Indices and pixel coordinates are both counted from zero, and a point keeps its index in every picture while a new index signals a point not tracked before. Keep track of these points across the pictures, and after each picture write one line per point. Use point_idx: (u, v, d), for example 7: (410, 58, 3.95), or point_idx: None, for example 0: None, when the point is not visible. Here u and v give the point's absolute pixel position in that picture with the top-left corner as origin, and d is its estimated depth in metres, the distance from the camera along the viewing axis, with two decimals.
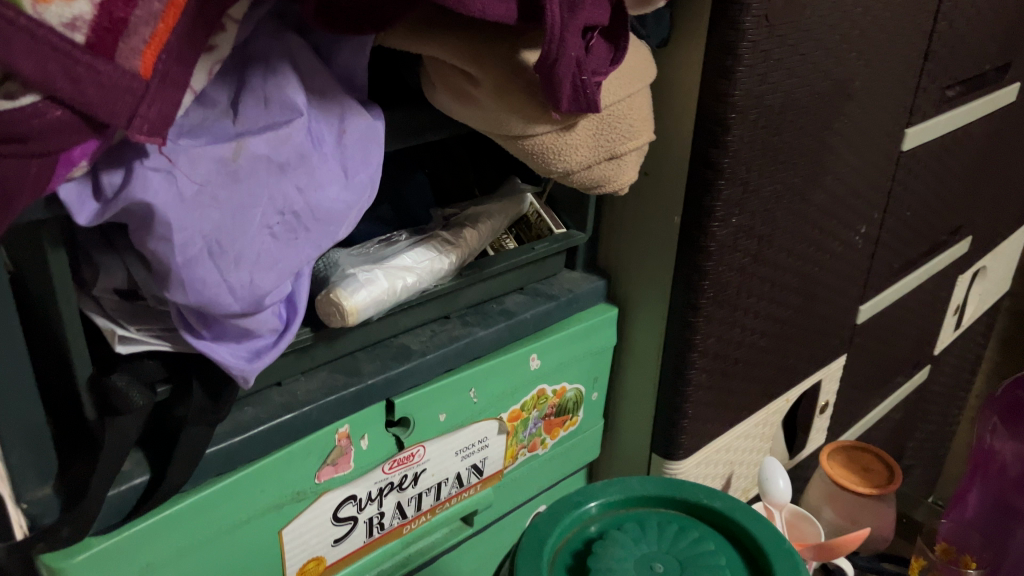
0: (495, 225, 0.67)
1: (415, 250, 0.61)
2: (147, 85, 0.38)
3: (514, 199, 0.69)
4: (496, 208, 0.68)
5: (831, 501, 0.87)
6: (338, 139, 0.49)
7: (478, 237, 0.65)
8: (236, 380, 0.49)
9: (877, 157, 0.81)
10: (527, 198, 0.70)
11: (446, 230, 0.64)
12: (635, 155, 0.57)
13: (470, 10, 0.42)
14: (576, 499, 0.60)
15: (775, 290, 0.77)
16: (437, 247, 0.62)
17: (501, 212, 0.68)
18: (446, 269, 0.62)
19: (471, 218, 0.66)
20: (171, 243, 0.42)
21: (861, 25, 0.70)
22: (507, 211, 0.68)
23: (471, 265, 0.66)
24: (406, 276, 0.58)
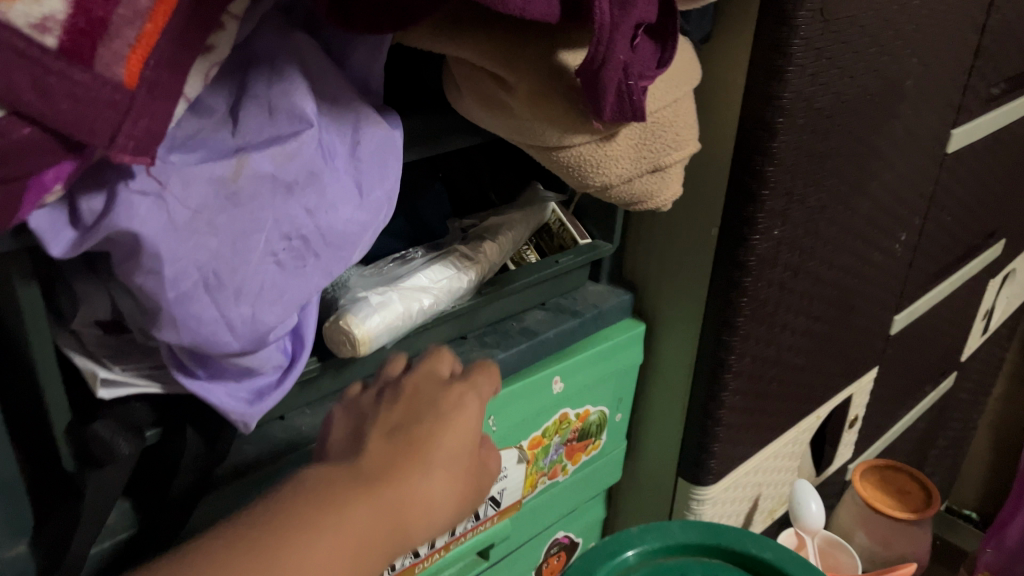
0: (516, 236, 0.61)
1: (431, 268, 0.55)
2: (132, 95, 0.32)
3: (535, 207, 0.64)
4: (517, 218, 0.62)
5: (865, 525, 0.82)
6: (352, 152, 0.43)
7: (498, 250, 0.59)
8: (236, 423, 0.44)
9: (920, 161, 0.75)
10: (549, 207, 0.64)
11: (465, 244, 0.58)
12: (680, 167, 0.52)
13: (510, 8, 0.36)
14: (612, 549, 0.56)
15: (812, 304, 0.72)
16: (456, 264, 0.56)
17: (523, 222, 0.62)
18: (465, 287, 0.56)
19: (491, 229, 0.60)
20: (161, 277, 0.36)
21: (917, 18, 0.64)
22: (528, 220, 0.62)
23: (491, 282, 0.60)
24: (423, 297, 0.53)
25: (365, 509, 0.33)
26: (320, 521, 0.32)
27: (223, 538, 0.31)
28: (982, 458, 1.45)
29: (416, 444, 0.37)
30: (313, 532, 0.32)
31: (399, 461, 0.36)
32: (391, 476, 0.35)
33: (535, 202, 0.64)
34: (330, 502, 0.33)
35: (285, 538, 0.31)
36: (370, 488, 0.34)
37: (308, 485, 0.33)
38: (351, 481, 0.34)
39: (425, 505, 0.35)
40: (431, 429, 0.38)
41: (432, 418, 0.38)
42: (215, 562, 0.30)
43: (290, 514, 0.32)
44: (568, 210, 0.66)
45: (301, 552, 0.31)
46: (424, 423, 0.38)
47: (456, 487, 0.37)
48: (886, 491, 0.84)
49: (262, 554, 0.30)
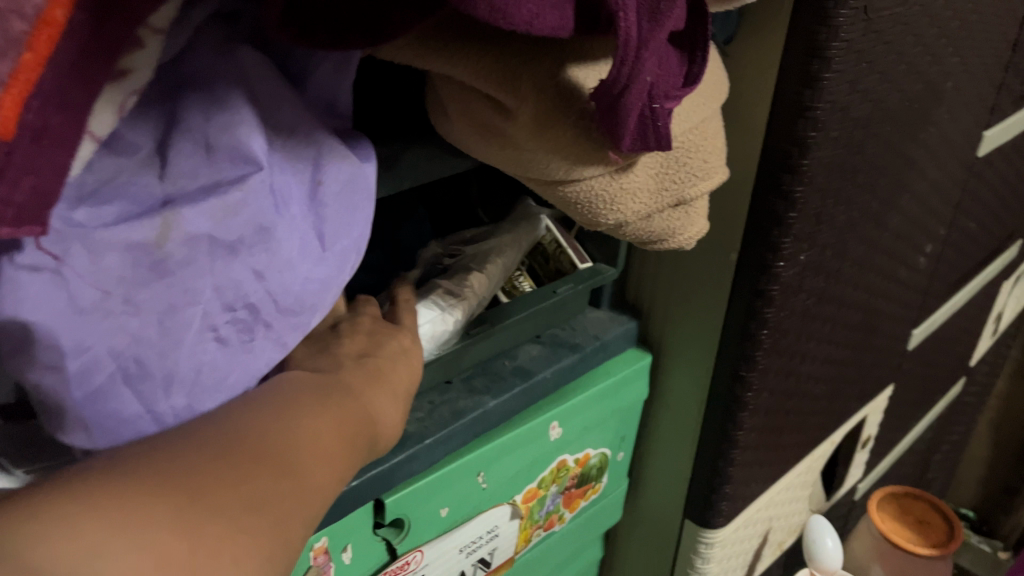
0: (509, 265, 0.53)
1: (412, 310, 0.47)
2: (9, 151, 0.24)
3: (527, 227, 0.56)
4: (508, 243, 0.54)
5: (882, 559, 0.76)
6: (312, 195, 0.35)
7: (489, 282, 0.51)
8: None
9: (950, 167, 0.68)
10: (541, 224, 0.56)
11: (448, 278, 0.51)
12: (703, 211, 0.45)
13: (514, 22, 0.27)
14: None
15: (834, 328, 0.65)
16: (441, 302, 0.48)
17: (514, 246, 0.54)
18: (452, 332, 0.49)
19: (478, 259, 0.52)
20: (63, 372, 0.28)
21: (961, 12, 0.56)
22: (519, 243, 0.55)
23: (481, 319, 0.52)
24: None
25: (347, 412, 0.33)
26: (318, 420, 0.31)
27: (221, 425, 0.28)
28: (981, 456, 1.40)
29: (375, 372, 0.37)
30: (313, 422, 0.30)
31: (360, 381, 0.36)
32: (357, 389, 0.35)
33: (529, 222, 0.56)
34: (321, 406, 0.32)
35: (289, 425, 0.29)
36: (351, 396, 0.34)
37: (293, 392, 0.32)
38: (324, 390, 0.33)
39: (391, 421, 0.36)
40: (382, 368, 0.38)
41: (390, 351, 0.40)
42: (228, 444, 0.27)
43: (289, 410, 0.30)
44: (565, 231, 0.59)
45: (312, 436, 0.29)
46: (380, 361, 0.39)
47: (403, 413, 0.38)
48: (905, 522, 0.79)
49: (275, 439, 0.28)
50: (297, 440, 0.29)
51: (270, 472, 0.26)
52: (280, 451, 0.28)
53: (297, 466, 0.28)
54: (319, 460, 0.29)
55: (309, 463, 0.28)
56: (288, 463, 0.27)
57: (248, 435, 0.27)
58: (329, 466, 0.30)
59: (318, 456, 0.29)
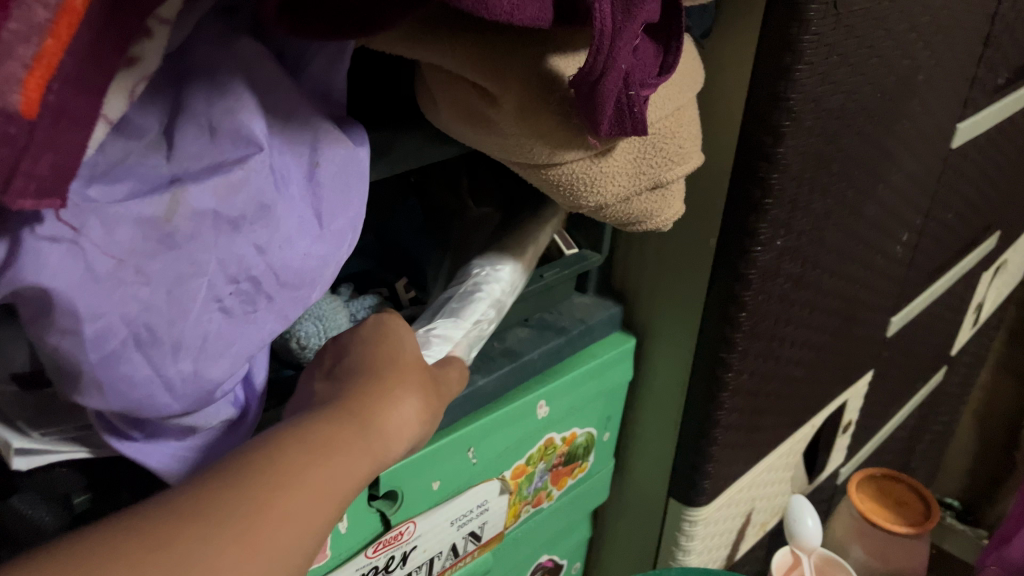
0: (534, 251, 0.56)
1: (448, 313, 0.51)
2: (32, 128, 0.26)
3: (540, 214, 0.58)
4: (525, 232, 0.57)
5: (861, 538, 0.79)
6: (309, 176, 0.37)
7: (516, 272, 0.54)
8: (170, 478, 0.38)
9: (924, 158, 0.71)
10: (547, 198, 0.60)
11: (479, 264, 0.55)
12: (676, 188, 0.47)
13: (496, 14, 0.30)
14: None
15: (812, 314, 0.67)
16: (473, 301, 0.52)
17: (532, 233, 0.57)
18: (489, 323, 0.52)
19: (499, 250, 0.55)
20: (80, 336, 0.31)
21: (931, 9, 0.59)
22: (536, 229, 0.57)
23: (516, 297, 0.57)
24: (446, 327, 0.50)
25: (352, 436, 0.34)
26: (318, 455, 0.32)
27: (213, 476, 0.29)
28: (966, 447, 1.43)
29: (381, 378, 0.38)
30: (309, 459, 0.31)
31: (367, 391, 0.37)
32: (360, 403, 0.36)
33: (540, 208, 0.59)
34: (325, 437, 0.33)
35: (283, 463, 0.30)
36: (343, 412, 0.35)
37: (297, 426, 0.33)
38: (328, 416, 0.34)
39: (400, 418, 0.37)
40: (390, 369, 0.39)
41: (390, 342, 0.42)
42: (206, 497, 0.28)
43: (285, 447, 0.31)
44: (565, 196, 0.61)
45: (280, 474, 0.30)
46: (384, 361, 0.40)
47: (423, 410, 0.39)
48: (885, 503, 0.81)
49: (265, 485, 0.29)
50: (256, 487, 0.29)
51: (246, 523, 0.28)
52: (267, 496, 0.29)
53: (283, 515, 0.29)
54: (305, 501, 0.30)
55: (299, 507, 0.30)
56: (272, 508, 0.29)
57: (235, 484, 0.29)
58: (325, 502, 0.31)
59: (311, 496, 0.30)
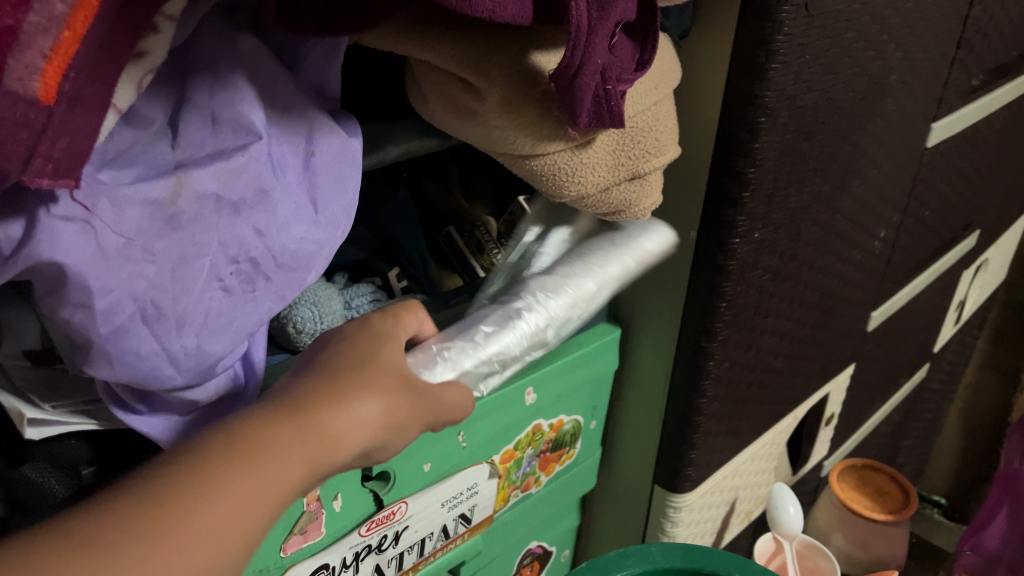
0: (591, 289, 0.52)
1: (476, 334, 0.48)
2: (50, 115, 0.28)
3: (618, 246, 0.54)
4: (595, 266, 0.52)
5: (843, 528, 0.83)
6: (305, 164, 0.39)
7: (560, 310, 0.51)
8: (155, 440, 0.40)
9: (899, 156, 0.73)
10: (648, 235, 0.55)
11: (540, 290, 0.51)
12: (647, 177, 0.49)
13: (478, 10, 0.32)
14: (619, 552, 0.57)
15: (791, 307, 0.70)
16: (505, 329, 0.49)
17: (600, 267, 0.52)
18: (508, 360, 0.49)
19: (558, 280, 0.51)
20: (91, 310, 0.33)
21: (902, 12, 0.61)
22: (608, 265, 0.53)
23: (561, 332, 0.53)
24: (474, 347, 0.47)
25: (294, 442, 0.34)
26: (252, 461, 0.32)
27: (145, 476, 0.30)
28: (951, 445, 1.45)
29: (341, 378, 0.38)
30: (243, 470, 0.32)
31: (327, 393, 0.37)
32: (320, 408, 0.36)
33: (623, 238, 0.54)
34: (262, 438, 0.33)
35: (211, 471, 0.31)
36: (298, 416, 0.35)
37: (237, 422, 0.34)
38: (273, 416, 0.34)
39: (357, 425, 0.37)
40: (357, 369, 0.39)
41: (374, 339, 0.41)
42: (124, 508, 0.29)
43: (222, 454, 0.32)
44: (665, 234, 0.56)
45: (208, 488, 0.31)
46: (352, 360, 0.39)
47: (385, 412, 0.39)
48: (865, 492, 0.85)
49: (188, 494, 0.30)
50: (181, 502, 0.30)
51: (163, 536, 0.29)
52: (191, 506, 0.30)
53: (202, 529, 0.30)
54: (229, 515, 0.31)
55: (221, 517, 0.31)
56: (189, 521, 0.30)
57: (158, 494, 0.30)
58: (248, 511, 0.32)
59: (236, 503, 0.31)
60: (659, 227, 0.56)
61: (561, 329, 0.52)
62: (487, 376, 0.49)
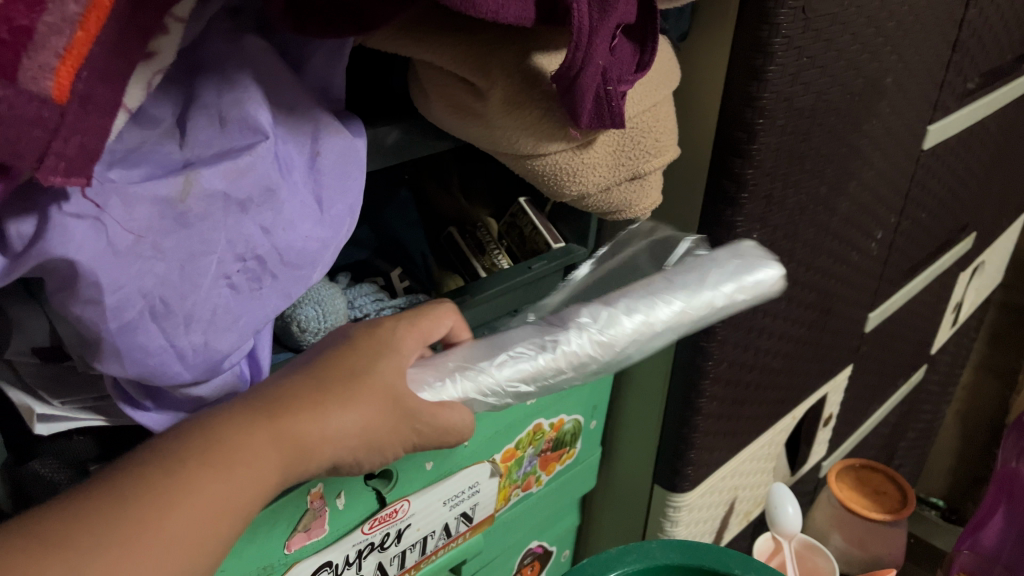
0: (642, 333, 0.49)
1: (501, 358, 0.46)
2: (63, 113, 0.29)
3: (687, 293, 0.50)
4: (655, 305, 0.49)
5: (841, 528, 0.84)
6: (311, 164, 0.40)
7: (601, 351, 0.48)
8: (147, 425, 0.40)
9: (895, 158, 0.74)
10: (722, 285, 0.51)
11: (590, 322, 0.48)
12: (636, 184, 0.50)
13: (482, 12, 0.32)
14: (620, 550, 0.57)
15: (789, 307, 0.71)
16: (532, 358, 0.46)
17: (664, 310, 0.49)
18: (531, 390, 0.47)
19: (610, 317, 0.48)
20: (102, 306, 0.33)
21: (897, 15, 0.62)
22: (671, 311, 0.49)
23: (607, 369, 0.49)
24: (500, 371, 0.46)
25: (265, 450, 0.35)
26: (221, 468, 0.33)
27: (110, 478, 0.32)
28: (949, 447, 1.46)
29: (324, 387, 0.38)
30: (209, 478, 0.33)
31: (306, 400, 0.37)
32: (297, 416, 0.36)
33: (696, 285, 0.50)
34: (233, 445, 0.34)
35: (176, 478, 0.32)
36: (274, 423, 0.35)
37: (213, 424, 0.34)
38: (249, 421, 0.35)
39: (334, 433, 0.37)
40: (342, 378, 0.39)
41: (370, 348, 0.41)
42: (88, 510, 0.31)
43: (189, 461, 0.33)
44: (750, 282, 0.52)
45: (171, 496, 0.32)
46: (343, 372, 0.39)
47: (367, 422, 0.39)
48: (863, 492, 0.86)
49: (152, 502, 0.31)
50: (143, 510, 0.31)
51: (122, 544, 0.30)
52: (153, 513, 0.31)
53: (162, 535, 0.31)
54: (192, 522, 0.32)
55: (184, 527, 0.32)
56: (150, 528, 0.31)
57: (122, 499, 0.31)
58: (214, 517, 0.33)
59: (200, 512, 0.32)
60: (744, 275, 0.52)
61: (608, 365, 0.49)
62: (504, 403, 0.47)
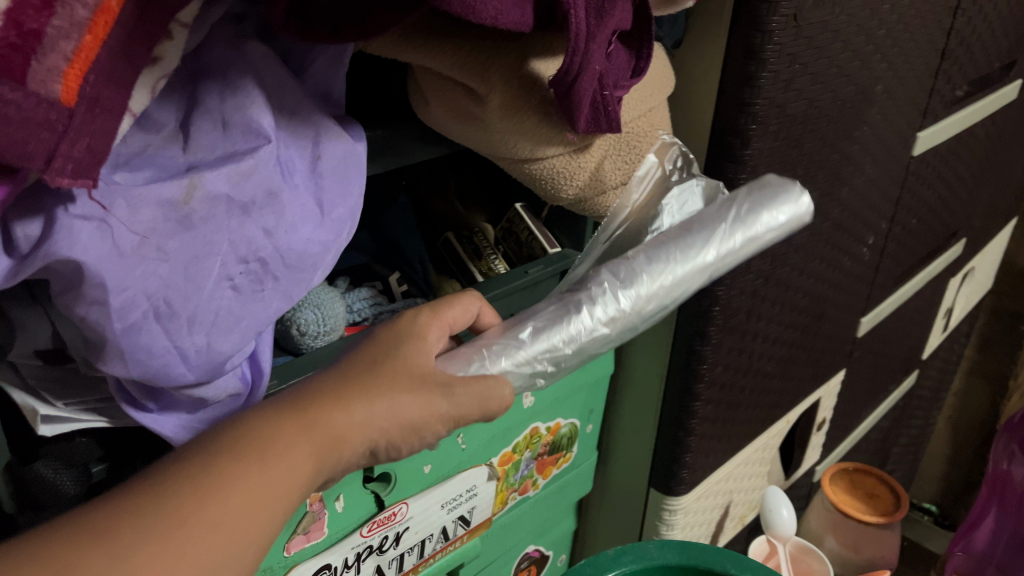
0: (669, 284, 0.49)
1: (528, 329, 0.47)
2: (70, 115, 0.29)
3: (706, 237, 0.51)
4: (681, 253, 0.50)
5: (835, 531, 0.84)
6: (312, 167, 0.40)
7: (633, 306, 0.48)
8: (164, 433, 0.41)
9: (886, 164, 0.75)
10: (749, 221, 0.52)
11: (619, 277, 0.49)
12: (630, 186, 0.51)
13: (482, 18, 0.33)
14: (618, 550, 0.57)
15: (783, 311, 0.71)
16: (559, 323, 0.47)
17: (689, 257, 0.50)
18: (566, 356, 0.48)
19: (632, 271, 0.49)
20: (107, 307, 0.34)
21: (887, 23, 0.63)
22: (691, 256, 0.50)
23: (646, 319, 0.50)
24: (530, 337, 0.46)
25: (297, 440, 0.35)
26: (255, 458, 0.34)
27: (146, 479, 0.32)
28: (940, 453, 1.47)
29: (354, 380, 0.39)
30: (243, 468, 0.33)
31: (330, 393, 0.38)
32: (324, 406, 0.37)
33: (715, 228, 0.51)
34: (264, 437, 0.34)
35: (212, 470, 0.33)
36: (303, 416, 0.36)
37: (244, 421, 0.35)
38: (278, 415, 0.36)
39: (362, 424, 0.38)
40: (369, 372, 0.39)
41: (395, 341, 0.42)
42: (127, 505, 0.30)
43: (223, 454, 0.33)
44: (766, 225, 0.53)
45: (209, 487, 0.32)
46: (366, 363, 0.40)
47: (397, 410, 0.39)
48: (856, 495, 0.87)
49: (191, 496, 0.31)
50: (183, 501, 0.31)
51: (168, 537, 0.30)
52: (193, 504, 0.31)
53: (203, 527, 0.31)
54: (232, 511, 0.32)
55: (225, 517, 0.32)
56: (191, 519, 0.31)
57: (161, 494, 0.31)
58: (253, 507, 0.33)
59: (240, 502, 0.33)
60: (759, 217, 0.53)
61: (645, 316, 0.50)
62: (538, 374, 0.47)
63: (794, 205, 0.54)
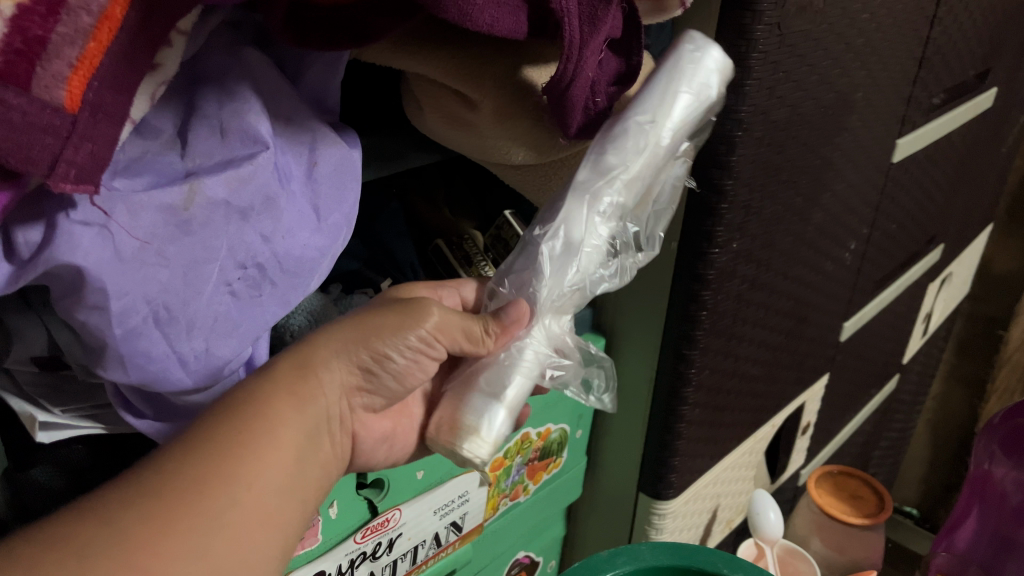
0: (598, 200, 0.45)
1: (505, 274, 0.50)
2: (74, 121, 0.29)
3: (601, 153, 0.44)
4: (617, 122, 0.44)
5: (821, 533, 0.86)
6: (308, 174, 0.41)
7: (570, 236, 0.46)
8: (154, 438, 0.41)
9: (866, 170, 0.76)
10: (683, 61, 0.44)
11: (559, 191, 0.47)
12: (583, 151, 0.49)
13: (479, 24, 0.33)
14: (612, 551, 0.58)
15: (767, 315, 0.72)
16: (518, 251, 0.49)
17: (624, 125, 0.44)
18: (564, 293, 0.47)
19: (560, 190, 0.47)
20: (107, 312, 0.34)
21: (866, 32, 0.65)
22: (605, 168, 0.44)
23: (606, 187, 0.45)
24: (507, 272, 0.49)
25: (278, 400, 0.38)
26: (243, 416, 0.36)
27: (150, 461, 0.34)
28: (920, 456, 1.49)
29: (323, 345, 0.42)
30: (235, 429, 0.36)
31: (301, 356, 0.41)
32: (296, 365, 0.40)
33: (611, 129, 0.44)
34: (249, 405, 0.37)
35: (207, 436, 0.35)
36: (278, 376, 0.39)
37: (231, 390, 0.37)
38: (259, 377, 0.38)
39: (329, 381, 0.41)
40: (336, 335, 0.42)
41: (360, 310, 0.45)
42: (139, 487, 0.32)
43: (215, 420, 0.36)
44: (683, 80, 0.44)
45: (210, 451, 0.34)
46: (333, 328, 0.43)
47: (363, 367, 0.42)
48: (842, 497, 0.88)
49: (182, 499, 0.33)
50: (186, 468, 0.34)
51: (181, 503, 0.33)
52: (201, 471, 0.34)
53: (214, 488, 0.34)
54: (235, 472, 0.35)
55: (233, 507, 0.34)
56: (200, 483, 0.33)
57: (167, 466, 0.33)
58: (250, 461, 0.36)
59: (243, 487, 0.35)
60: (657, 86, 0.44)
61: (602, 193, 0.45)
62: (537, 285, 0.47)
63: (691, 45, 0.45)
